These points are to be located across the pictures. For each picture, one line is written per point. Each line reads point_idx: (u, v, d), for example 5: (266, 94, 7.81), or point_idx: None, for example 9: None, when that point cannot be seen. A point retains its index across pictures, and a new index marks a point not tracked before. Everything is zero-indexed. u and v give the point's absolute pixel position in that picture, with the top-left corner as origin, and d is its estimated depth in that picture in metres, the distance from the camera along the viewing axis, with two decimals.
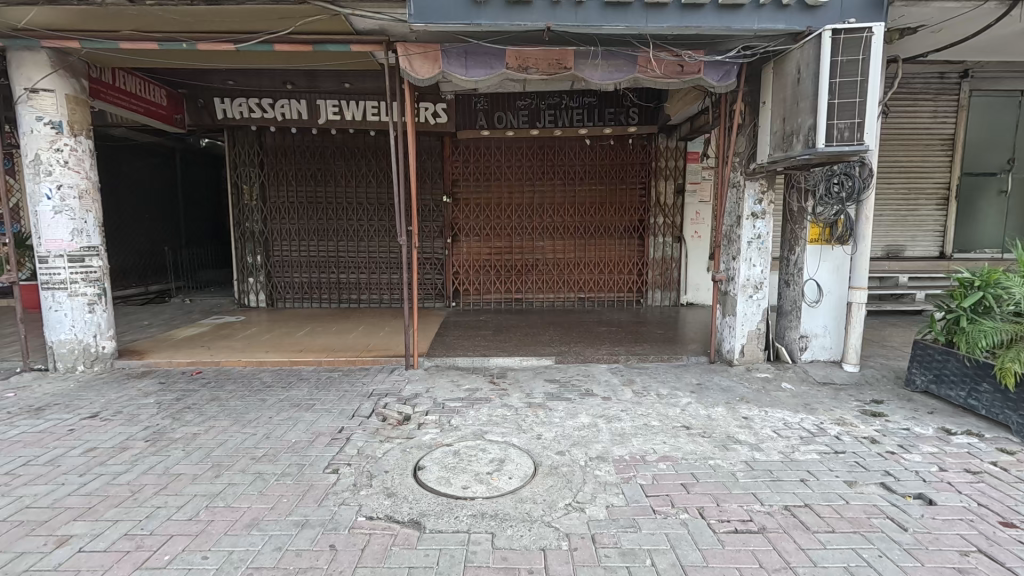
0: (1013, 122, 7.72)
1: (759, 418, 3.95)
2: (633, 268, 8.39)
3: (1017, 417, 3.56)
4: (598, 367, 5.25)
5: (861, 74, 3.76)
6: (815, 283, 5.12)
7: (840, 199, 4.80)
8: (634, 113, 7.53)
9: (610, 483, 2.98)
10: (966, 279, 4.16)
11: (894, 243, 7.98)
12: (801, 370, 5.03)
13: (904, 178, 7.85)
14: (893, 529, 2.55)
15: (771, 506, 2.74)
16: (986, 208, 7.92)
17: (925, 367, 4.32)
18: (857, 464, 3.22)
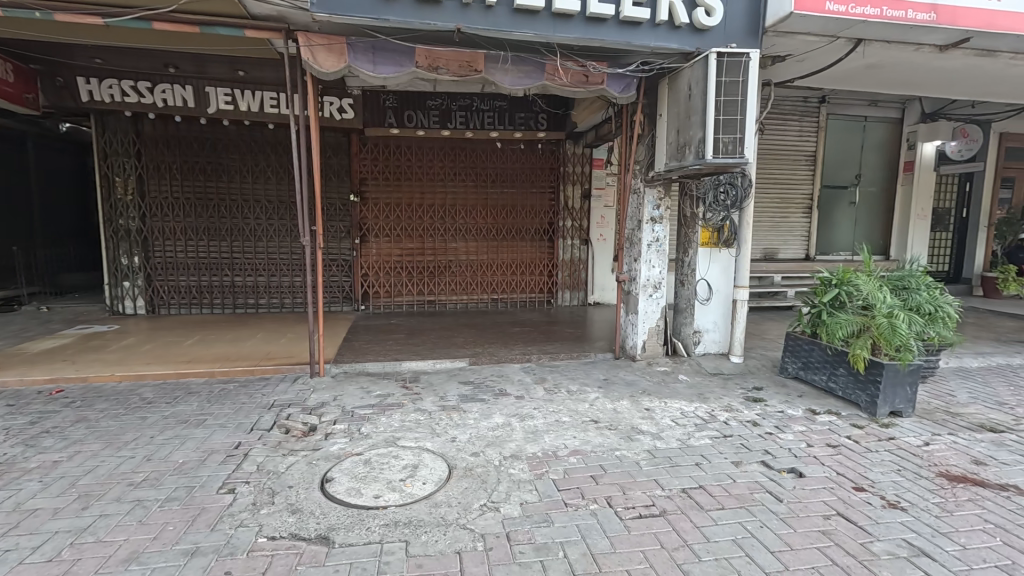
0: (859, 143, 9.02)
1: (659, 409, 4.24)
2: (544, 269, 8.63)
3: (865, 395, 4.16)
4: (511, 367, 5.33)
5: (741, 94, 4.18)
6: (705, 282, 5.60)
7: (726, 207, 5.19)
8: (543, 119, 7.77)
9: (523, 480, 3.04)
10: (826, 278, 4.77)
11: (770, 246, 8.95)
12: (695, 363, 5.48)
13: (777, 189, 8.83)
14: (771, 501, 2.86)
15: (671, 490, 2.96)
16: (840, 216, 9.16)
17: (795, 356, 4.91)
18: (742, 445, 3.58)
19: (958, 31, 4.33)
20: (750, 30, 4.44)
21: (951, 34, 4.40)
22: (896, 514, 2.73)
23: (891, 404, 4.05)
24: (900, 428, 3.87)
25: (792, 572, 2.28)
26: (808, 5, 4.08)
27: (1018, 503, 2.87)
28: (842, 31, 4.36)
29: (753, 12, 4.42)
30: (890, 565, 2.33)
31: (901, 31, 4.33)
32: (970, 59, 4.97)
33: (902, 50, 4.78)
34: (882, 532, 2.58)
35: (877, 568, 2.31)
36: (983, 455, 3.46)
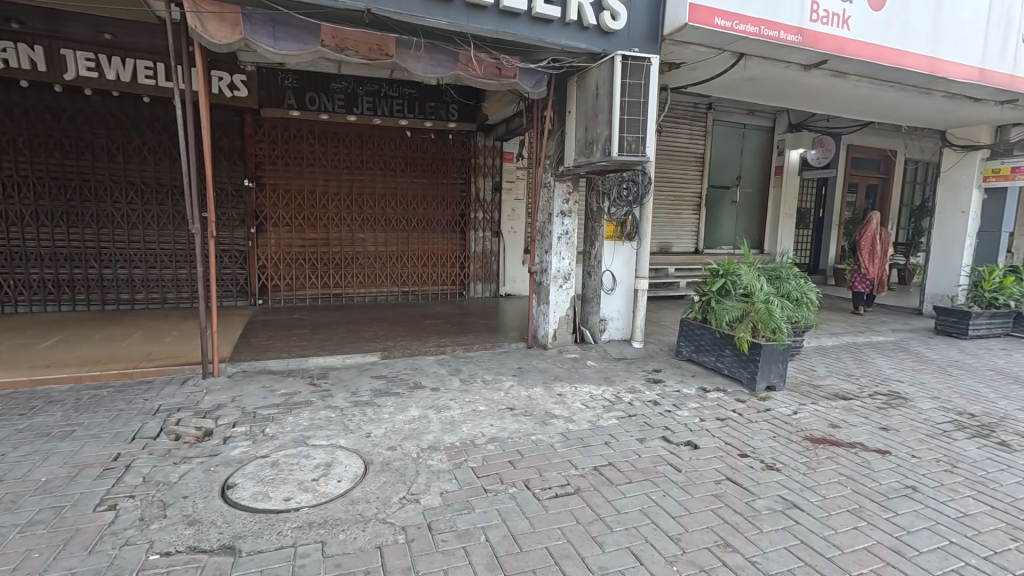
0: (739, 148, 10.03)
1: (570, 393, 4.45)
2: (456, 261, 8.61)
3: (746, 372, 4.68)
4: (424, 360, 5.27)
5: (643, 97, 4.46)
6: (610, 273, 5.93)
7: (628, 202, 5.71)
8: (454, 110, 7.72)
9: (442, 471, 3.04)
10: (714, 269, 5.29)
11: (666, 239, 9.66)
12: (601, 349, 5.80)
13: (671, 187, 9.54)
14: (671, 472, 3.13)
15: (583, 468, 3.13)
16: (724, 214, 10.14)
17: (688, 339, 5.38)
18: (645, 423, 3.86)
19: (819, 53, 4.97)
20: (650, 36, 4.75)
21: (813, 55, 5.04)
22: (773, 474, 3.12)
23: (767, 379, 4.60)
24: (774, 400, 4.41)
25: (692, 532, 2.52)
26: (700, 18, 4.44)
27: (863, 457, 3.41)
28: (728, 45, 4.80)
29: (652, 20, 4.73)
30: (770, 518, 2.66)
31: (775, 48, 4.87)
32: (828, 79, 5.73)
33: (775, 66, 5.39)
34: (762, 491, 2.94)
35: (759, 522, 2.63)
36: (837, 419, 4.05)
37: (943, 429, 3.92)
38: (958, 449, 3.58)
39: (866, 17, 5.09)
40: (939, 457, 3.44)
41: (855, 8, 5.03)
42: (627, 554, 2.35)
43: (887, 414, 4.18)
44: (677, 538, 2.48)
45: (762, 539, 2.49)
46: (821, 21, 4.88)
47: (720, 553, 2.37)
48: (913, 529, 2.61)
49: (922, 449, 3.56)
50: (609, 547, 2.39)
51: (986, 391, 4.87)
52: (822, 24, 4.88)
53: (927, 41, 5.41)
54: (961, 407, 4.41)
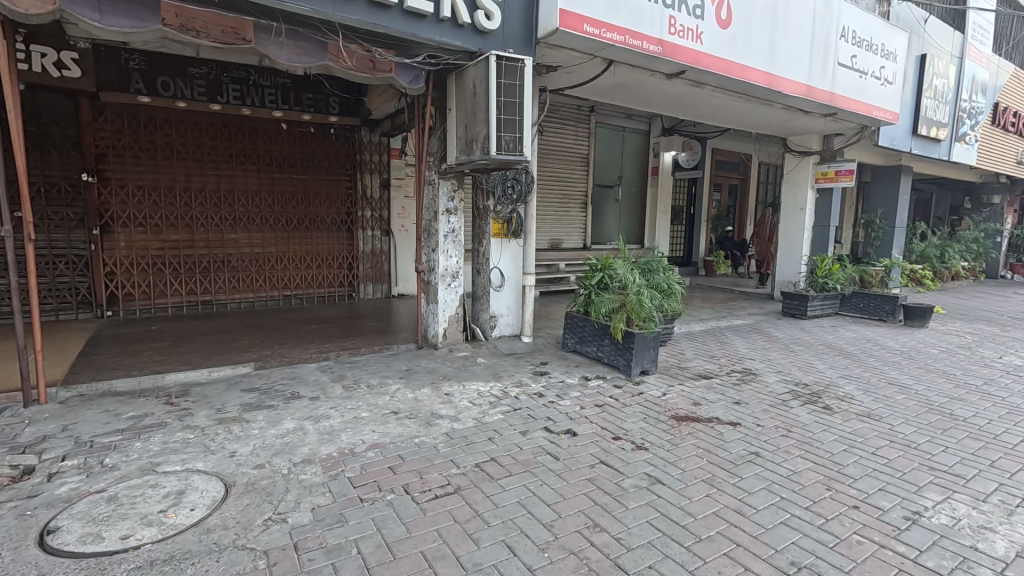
0: (620, 149, 10.70)
1: (458, 392, 4.45)
2: (343, 261, 8.22)
3: (623, 359, 5.00)
4: (305, 368, 4.96)
5: (519, 97, 4.56)
6: (498, 270, 6.01)
7: (513, 200, 5.85)
8: (335, 104, 7.32)
9: (315, 484, 2.87)
10: (593, 264, 5.60)
11: (556, 236, 10.00)
12: (492, 345, 5.87)
13: (560, 185, 9.89)
14: (549, 461, 3.25)
15: (465, 467, 3.14)
16: (608, 212, 10.75)
17: (573, 332, 5.62)
18: (529, 416, 3.98)
19: (677, 64, 5.43)
20: (525, 39, 4.86)
21: (673, 65, 5.49)
22: (641, 454, 3.36)
23: (642, 365, 4.96)
24: (647, 384, 4.77)
25: (564, 518, 2.63)
26: (570, 23, 4.62)
27: (718, 430, 3.79)
28: (598, 51, 5.05)
29: (526, 23, 4.84)
30: (635, 495, 2.86)
31: (639, 57, 5.23)
32: (687, 88, 6.28)
33: (641, 73, 5.79)
34: (630, 470, 3.15)
35: (626, 500, 2.81)
36: (699, 397, 4.47)
37: (783, 398, 4.49)
38: (793, 415, 4.12)
39: (715, 34, 5.65)
40: (779, 424, 3.94)
41: (706, 24, 5.56)
42: (502, 547, 2.39)
43: (739, 389, 4.71)
44: (550, 525, 2.57)
45: (627, 515, 2.67)
46: (678, 34, 5.33)
47: (588, 535, 2.50)
48: (754, 490, 2.95)
49: (765, 418, 4.04)
50: (484, 543, 2.42)
51: (818, 363, 5.68)
52: (679, 37, 5.32)
53: (765, 58, 6.15)
54: (797, 378, 5.10)
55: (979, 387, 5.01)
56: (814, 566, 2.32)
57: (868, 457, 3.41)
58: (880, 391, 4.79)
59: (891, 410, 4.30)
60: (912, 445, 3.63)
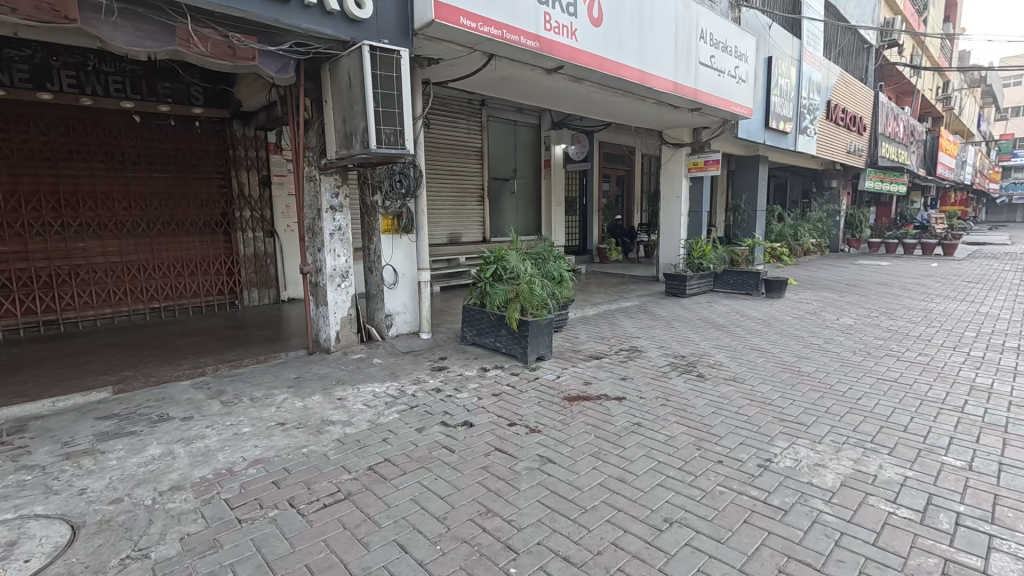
0: (512, 143, 10.90)
1: (352, 395, 4.29)
2: (222, 267, 7.52)
3: (519, 347, 5.13)
4: (177, 387, 4.49)
5: (396, 89, 4.46)
6: (391, 267, 5.85)
7: (402, 195, 5.63)
8: (198, 93, 6.69)
9: (186, 512, 2.63)
10: (486, 256, 5.65)
11: (455, 230, 9.96)
12: (389, 344, 5.73)
13: (455, 179, 9.84)
14: (445, 454, 3.25)
15: (356, 471, 3.04)
16: (504, 204, 10.91)
17: (470, 324, 5.64)
18: (426, 412, 3.94)
19: (554, 59, 5.62)
20: (400, 29, 4.74)
21: (550, 60, 5.68)
22: (535, 437, 3.49)
23: (537, 351, 5.12)
24: (542, 369, 4.94)
25: (458, 508, 2.66)
26: (447, 16, 4.59)
27: (606, 406, 4.04)
28: (476, 45, 5.09)
29: (401, 13, 4.72)
30: (527, 477, 2.96)
31: (517, 52, 5.34)
32: (566, 83, 6.54)
33: (522, 68, 5.93)
34: (524, 453, 3.25)
35: (518, 483, 2.90)
36: (590, 376, 4.72)
37: (663, 371, 4.89)
38: (672, 385, 4.50)
39: (589, 32, 5.93)
40: (659, 394, 4.28)
41: (579, 22, 5.81)
42: (393, 546, 2.35)
43: (626, 366, 5.04)
44: (443, 517, 2.58)
45: (519, 497, 2.76)
46: (554, 31, 5.52)
47: (480, 521, 2.54)
48: (634, 458, 3.18)
49: (647, 390, 4.37)
50: (374, 545, 2.36)
51: (694, 336, 6.26)
52: (554, 33, 5.51)
53: (635, 56, 6.57)
54: (676, 351, 5.57)
55: (821, 345, 5.82)
56: (683, 519, 2.56)
57: (732, 416, 3.83)
58: (743, 356, 5.39)
59: (752, 372, 4.87)
60: (768, 402, 4.12)
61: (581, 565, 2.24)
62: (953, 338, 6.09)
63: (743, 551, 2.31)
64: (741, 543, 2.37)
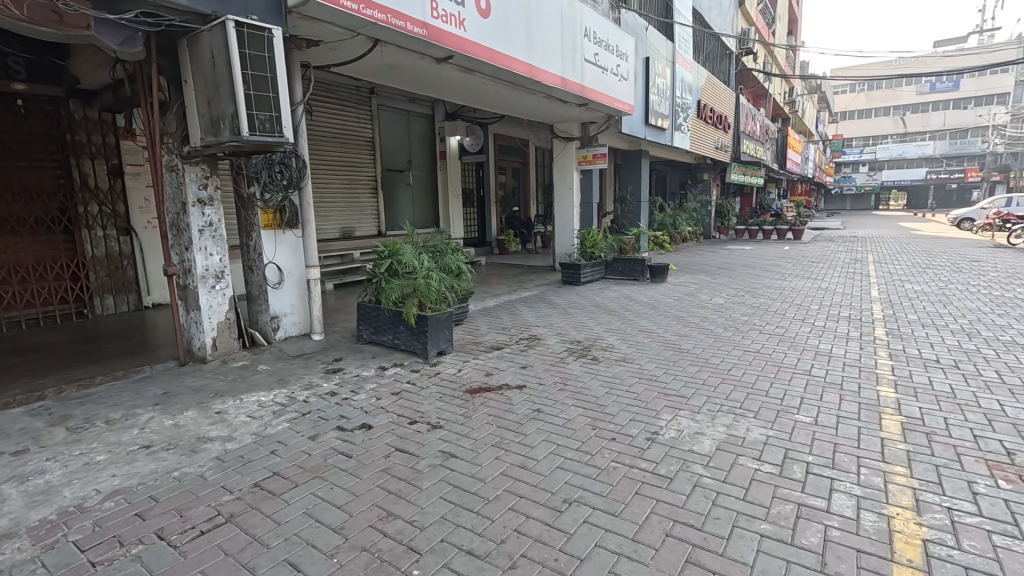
0: (406, 133, 10.57)
1: (233, 407, 3.90)
2: (63, 271, 6.42)
3: (418, 343, 5.02)
4: (6, 415, 3.77)
5: (269, 71, 4.10)
6: (274, 266, 5.40)
7: (283, 186, 5.25)
8: (18, 65, 5.52)
9: (20, 563, 2.21)
10: (381, 251, 5.44)
11: (347, 224, 9.46)
12: (276, 349, 5.31)
13: (345, 171, 9.32)
14: (341, 461, 3.09)
15: (239, 490, 2.77)
16: (400, 197, 10.58)
17: (366, 322, 5.40)
18: (319, 418, 3.70)
19: (443, 48, 5.51)
20: (271, 5, 4.24)
21: (439, 49, 5.56)
22: (436, 433, 3.44)
23: (438, 346, 5.04)
24: (443, 364, 4.88)
25: (356, 515, 2.54)
26: None
27: (507, 395, 4.09)
28: (359, 28, 4.82)
29: None
30: (430, 475, 2.90)
31: (404, 38, 5.14)
32: (457, 73, 6.46)
33: (410, 56, 5.74)
34: (425, 451, 3.19)
35: (420, 482, 2.84)
36: (491, 367, 4.76)
37: (561, 357, 5.07)
38: (569, 370, 4.69)
39: (477, 22, 5.89)
40: (557, 379, 4.43)
41: (467, 12, 5.74)
42: (284, 567, 2.18)
43: (526, 354, 5.16)
44: (339, 528, 2.44)
45: (420, 497, 2.69)
46: (441, 19, 5.39)
47: (381, 527, 2.45)
48: (535, 444, 3.25)
49: (546, 376, 4.51)
50: (262, 569, 2.17)
51: (589, 321, 6.58)
52: (442, 22, 5.39)
53: (524, 49, 6.67)
54: (573, 337, 5.81)
55: (699, 324, 6.42)
56: (581, 498, 2.67)
57: (623, 395, 4.08)
58: (633, 338, 5.77)
59: (640, 352, 5.23)
60: (655, 378, 4.45)
61: (485, 556, 2.24)
62: (802, 311, 7.03)
63: (634, 521, 2.47)
64: (633, 513, 2.53)
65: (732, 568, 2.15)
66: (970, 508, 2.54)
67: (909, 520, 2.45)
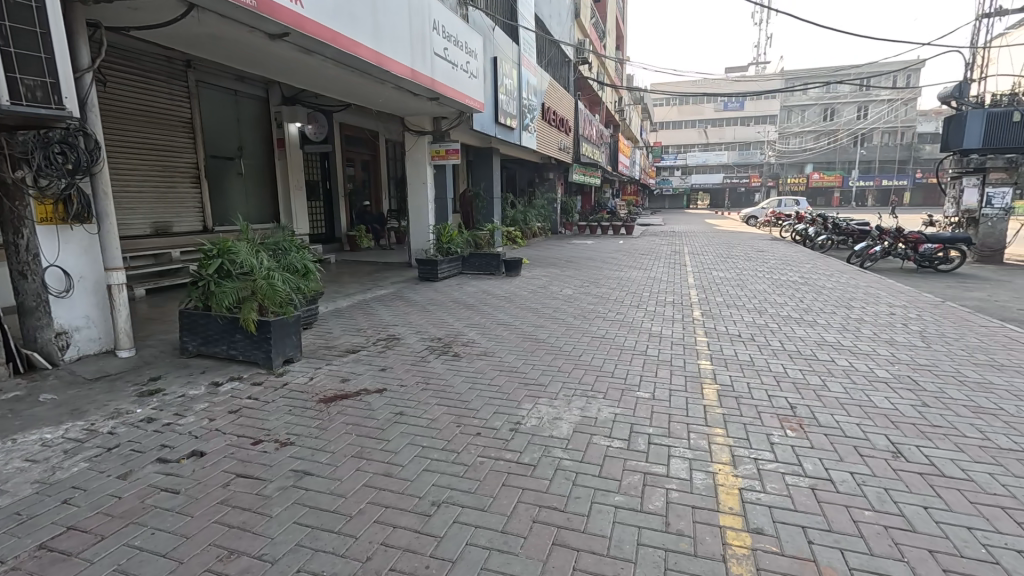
0: (234, 116, 9.36)
1: (1, 453, 3.04)
2: None
3: (261, 353, 4.47)
4: None
5: (39, 27, 3.38)
6: (58, 270, 4.35)
7: (67, 173, 4.15)
8: None
9: None
10: (208, 248, 4.70)
11: (161, 219, 8.07)
12: (67, 372, 4.29)
13: (156, 156, 7.92)
14: (165, 499, 2.61)
15: (16, 558, 2.17)
16: (229, 188, 9.34)
17: (192, 332, 4.66)
18: (132, 452, 3.08)
19: (277, 23, 4.94)
20: None
21: (274, 25, 4.98)
22: (286, 450, 3.10)
23: (284, 354, 4.56)
24: (290, 373, 4.43)
25: (188, 562, 2.16)
26: None
27: (366, 401, 3.86)
28: None
29: None
30: (280, 499, 2.59)
31: (229, 7, 4.50)
32: (294, 53, 5.87)
33: (237, 27, 5.06)
34: (274, 473, 2.85)
35: (269, 508, 2.52)
36: (346, 372, 4.45)
37: (421, 355, 4.95)
38: (431, 368, 4.60)
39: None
40: (418, 379, 4.31)
41: None
42: None
43: (384, 356, 4.93)
44: None
45: (270, 525, 2.40)
46: None
47: (221, 569, 2.12)
48: (399, 449, 3.12)
49: (407, 377, 4.36)
50: None
51: (447, 317, 6.54)
52: None
53: (370, 36, 6.33)
54: (433, 334, 5.72)
55: (552, 314, 6.80)
56: (450, 498, 2.62)
57: (485, 388, 4.14)
58: (491, 331, 5.88)
59: (499, 345, 5.35)
60: (514, 370, 4.59)
61: None
62: (637, 299, 7.88)
63: (503, 513, 2.51)
64: (501, 505, 2.56)
65: (594, 542, 2.30)
66: (770, 456, 3.07)
67: (728, 473, 2.88)
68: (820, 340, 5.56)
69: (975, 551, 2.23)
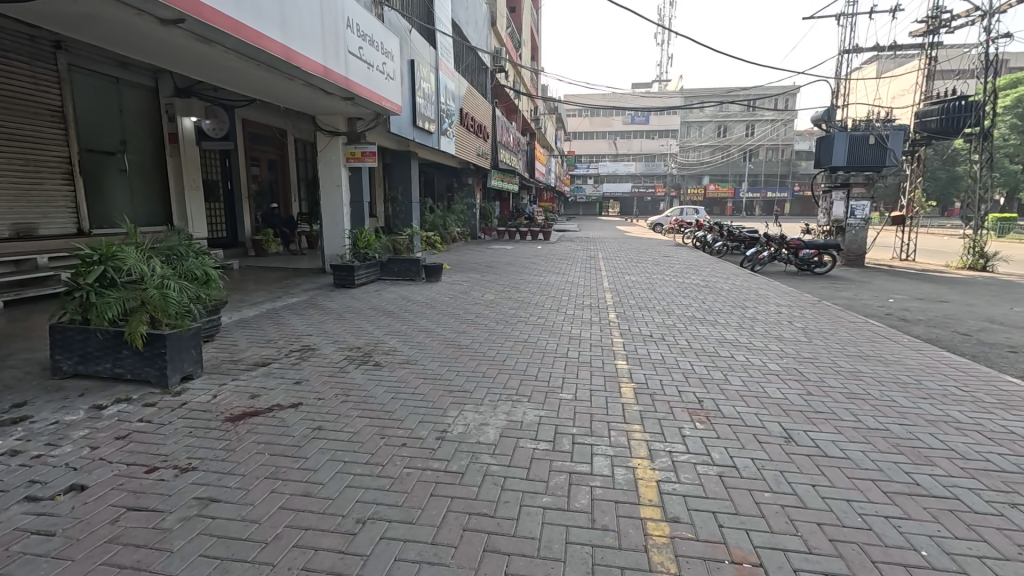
0: (116, 107, 8.39)
1: None
2: None
3: (154, 369, 4.03)
4: None
5: None
6: None
7: None
8: None
9: None
10: (86, 255, 4.15)
11: (24, 220, 7.02)
12: None
13: (17, 148, 6.88)
14: (37, 543, 2.26)
15: None
16: (111, 187, 8.35)
17: (68, 349, 4.10)
18: None
19: (171, 8, 4.51)
20: None
21: (167, 10, 4.55)
22: (188, 476, 2.82)
23: (181, 370, 4.14)
24: (190, 391, 4.03)
25: None
26: None
27: (279, 417, 3.61)
28: None
29: None
30: (181, 531, 2.35)
31: None
32: (190, 41, 5.39)
33: (121, 9, 4.55)
34: (173, 502, 2.58)
35: (169, 542, 2.28)
36: (255, 388, 4.14)
37: (339, 366, 4.73)
38: (350, 379, 4.41)
39: None
40: (337, 391, 4.11)
41: None
42: None
43: (298, 368, 4.65)
44: None
45: (171, 561, 2.16)
46: None
47: None
48: (318, 466, 2.95)
49: (324, 389, 4.14)
50: None
51: (366, 325, 6.31)
52: None
53: (278, 29, 5.97)
54: (351, 343, 5.49)
55: (474, 319, 6.79)
56: (376, 513, 2.52)
57: (409, 397, 4.03)
58: (413, 338, 5.76)
59: (422, 352, 5.24)
60: (438, 377, 4.52)
61: None
62: (557, 303, 8.11)
63: (432, 523, 2.46)
64: (430, 516, 2.51)
65: (525, 545, 2.33)
66: (682, 448, 3.29)
67: (647, 467, 3.04)
68: (722, 338, 6.06)
69: (854, 520, 2.54)
